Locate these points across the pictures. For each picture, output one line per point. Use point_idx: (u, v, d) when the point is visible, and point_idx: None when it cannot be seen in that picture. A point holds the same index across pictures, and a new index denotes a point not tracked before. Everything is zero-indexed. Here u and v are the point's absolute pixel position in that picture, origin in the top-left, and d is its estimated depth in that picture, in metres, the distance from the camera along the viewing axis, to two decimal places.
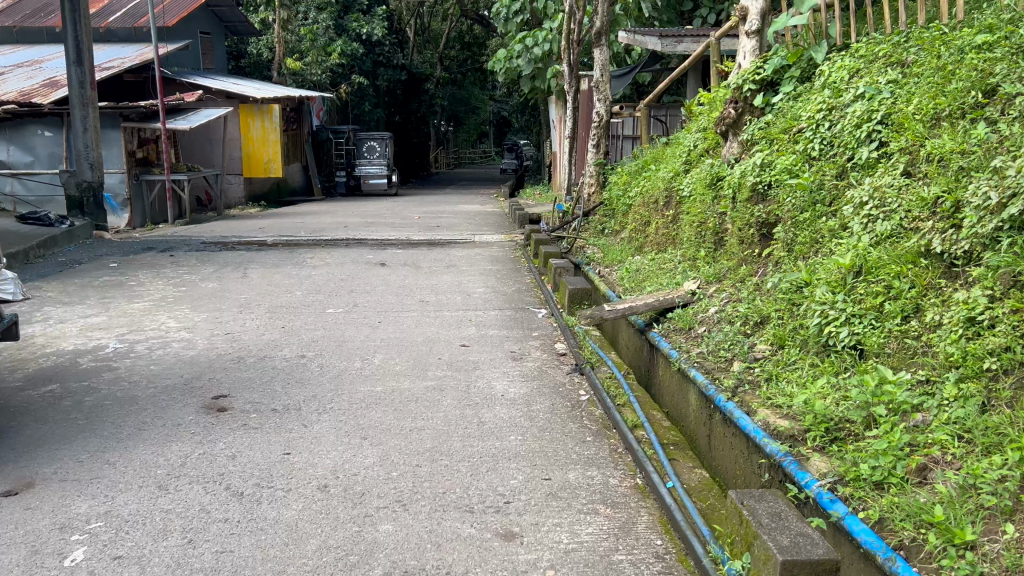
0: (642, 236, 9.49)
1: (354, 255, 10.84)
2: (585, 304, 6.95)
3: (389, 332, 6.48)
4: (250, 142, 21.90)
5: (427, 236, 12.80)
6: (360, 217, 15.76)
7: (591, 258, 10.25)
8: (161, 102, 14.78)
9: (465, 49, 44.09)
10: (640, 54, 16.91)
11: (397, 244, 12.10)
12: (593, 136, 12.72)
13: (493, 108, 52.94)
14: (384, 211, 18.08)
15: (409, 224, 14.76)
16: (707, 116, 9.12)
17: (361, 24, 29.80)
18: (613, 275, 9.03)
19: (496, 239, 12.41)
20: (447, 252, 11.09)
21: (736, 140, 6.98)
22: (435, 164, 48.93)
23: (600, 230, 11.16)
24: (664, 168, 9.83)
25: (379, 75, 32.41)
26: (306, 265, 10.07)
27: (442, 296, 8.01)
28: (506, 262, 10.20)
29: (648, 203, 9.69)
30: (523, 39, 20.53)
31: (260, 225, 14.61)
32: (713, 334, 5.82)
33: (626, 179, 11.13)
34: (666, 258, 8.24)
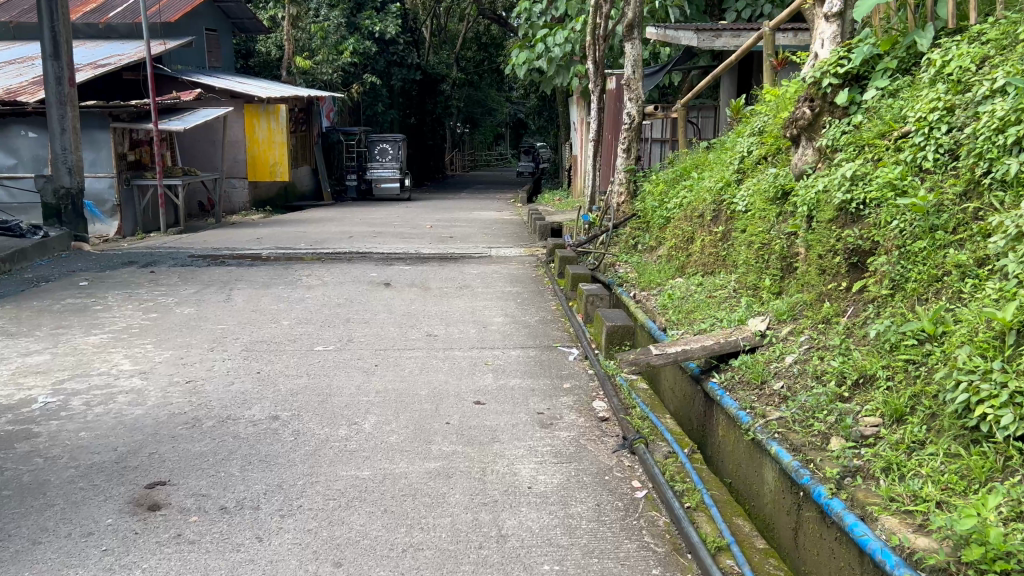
0: (683, 256, 8.25)
1: (355, 273, 9.63)
2: (626, 346, 5.69)
3: (386, 381, 5.26)
4: (255, 144, 20.78)
5: (438, 249, 11.61)
6: (366, 226, 14.58)
7: (624, 278, 9.00)
8: (154, 100, 13.66)
9: (482, 50, 43.01)
10: (669, 54, 15.84)
11: (405, 259, 10.91)
12: (623, 139, 11.47)
13: (510, 110, 51.71)
14: (394, 219, 16.93)
15: (419, 234, 13.56)
16: (766, 117, 7.81)
17: (374, 22, 28.71)
18: (652, 301, 7.77)
19: (515, 253, 11.20)
20: (460, 270, 9.86)
21: (811, 146, 5.76)
22: (450, 167, 47.73)
23: (632, 246, 9.93)
24: (708, 177, 8.61)
25: (393, 75, 31.28)
26: (300, 285, 8.87)
27: (453, 328, 6.79)
28: (527, 282, 9.00)
29: (691, 217, 8.45)
30: (543, 40, 19.35)
31: (257, 235, 13.45)
32: (797, 395, 4.61)
33: (662, 189, 9.88)
34: (717, 285, 7.00)
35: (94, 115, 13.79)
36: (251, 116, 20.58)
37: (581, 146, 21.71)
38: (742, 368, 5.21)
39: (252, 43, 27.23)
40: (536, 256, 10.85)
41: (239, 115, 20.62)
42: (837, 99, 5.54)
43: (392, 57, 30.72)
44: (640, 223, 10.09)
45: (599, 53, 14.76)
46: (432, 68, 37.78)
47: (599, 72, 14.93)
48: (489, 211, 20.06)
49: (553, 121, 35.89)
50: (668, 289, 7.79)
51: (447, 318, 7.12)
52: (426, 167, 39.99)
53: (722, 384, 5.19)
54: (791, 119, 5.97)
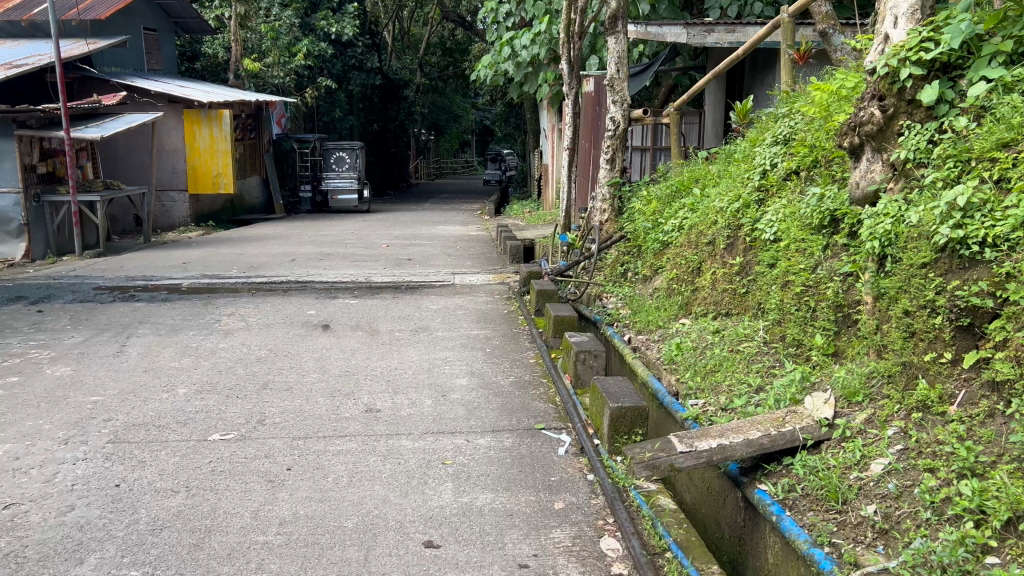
0: (688, 291, 6.85)
1: (289, 310, 7.99)
2: (637, 436, 4.15)
3: (298, 501, 3.68)
4: (196, 153, 18.99)
5: (394, 275, 10.03)
6: (314, 246, 12.94)
7: (613, 318, 7.47)
8: (67, 104, 11.89)
9: (447, 55, 41.71)
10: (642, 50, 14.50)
11: (354, 288, 9.31)
12: (606, 147, 9.97)
13: (475, 116, 50.24)
14: (348, 235, 15.31)
15: (373, 255, 11.95)
16: (793, 121, 6.36)
17: (329, 23, 27.04)
18: (654, 351, 6.28)
19: (483, 280, 9.66)
20: (417, 305, 8.28)
21: (880, 159, 4.44)
22: (414, 174, 46.07)
23: (621, 274, 8.44)
24: (715, 193, 7.22)
25: (351, 79, 29.60)
26: (218, 328, 7.22)
27: (401, 395, 5.21)
28: (498, 322, 7.45)
29: (695, 243, 7.02)
30: (510, 42, 17.80)
31: (186, 258, 11.73)
32: (906, 537, 3.11)
33: (656, 208, 8.41)
34: (742, 335, 5.55)
35: None
36: (191, 123, 18.80)
37: (552, 154, 20.36)
38: (808, 475, 3.69)
39: (199, 45, 25.39)
40: (507, 285, 9.31)
41: (178, 121, 18.83)
42: (922, 95, 4.17)
43: (350, 60, 29.06)
44: (629, 246, 8.59)
45: (574, 53, 13.32)
46: (394, 73, 36.23)
47: (574, 74, 13.46)
48: (454, 225, 18.54)
49: (520, 127, 34.49)
50: (675, 337, 6.30)
51: (394, 379, 5.54)
52: (388, 175, 38.30)
53: (777, 498, 3.66)
54: (849, 124, 4.67)
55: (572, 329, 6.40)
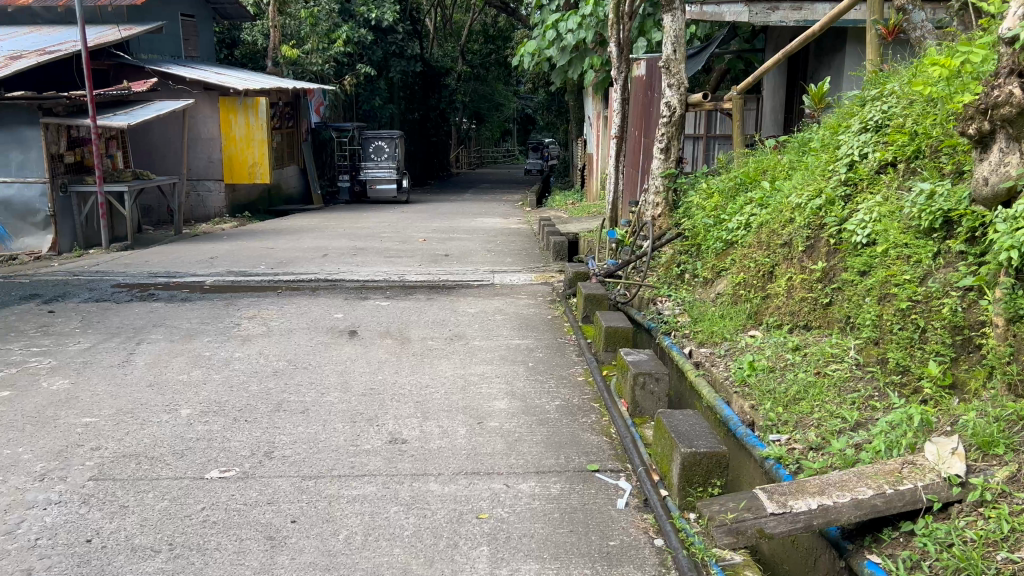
0: (758, 299, 6.11)
1: (316, 313, 7.34)
2: (715, 488, 3.44)
3: (299, 569, 3.01)
4: (232, 142, 18.51)
5: (429, 273, 9.36)
6: (349, 240, 12.33)
7: (671, 325, 6.71)
8: (94, 90, 11.40)
9: (489, 43, 41.02)
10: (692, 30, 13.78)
11: (386, 288, 8.65)
12: (659, 135, 9.17)
13: (517, 105, 49.43)
14: (384, 228, 14.69)
15: (409, 251, 11.29)
16: (888, 104, 5.55)
17: (369, 9, 26.48)
18: (721, 369, 5.53)
19: (524, 280, 8.94)
20: (454, 308, 7.59)
21: (1017, 150, 3.67)
22: (455, 163, 45.47)
23: (677, 275, 7.67)
24: (788, 187, 6.44)
25: (392, 67, 29.00)
26: (236, 335, 6.59)
27: (431, 422, 4.52)
28: (542, 329, 6.74)
29: (767, 244, 6.24)
30: (555, 26, 16.99)
31: (214, 252, 11.19)
32: None
33: (718, 203, 7.62)
34: (831, 355, 4.78)
35: (22, 108, 11.50)
36: (227, 111, 18.31)
37: (597, 143, 19.54)
38: (938, 549, 2.90)
39: (238, 32, 24.99)
40: (553, 287, 8.58)
41: (214, 109, 18.36)
42: None
43: (391, 47, 28.46)
44: (684, 244, 7.81)
45: (623, 34, 12.38)
46: (435, 60, 35.62)
47: (623, 58, 12.63)
48: (495, 217, 17.84)
49: (563, 116, 33.64)
50: (746, 354, 5.54)
51: (425, 401, 4.86)
52: (429, 164, 37.72)
53: None
54: (976, 106, 3.85)
55: (627, 342, 5.65)
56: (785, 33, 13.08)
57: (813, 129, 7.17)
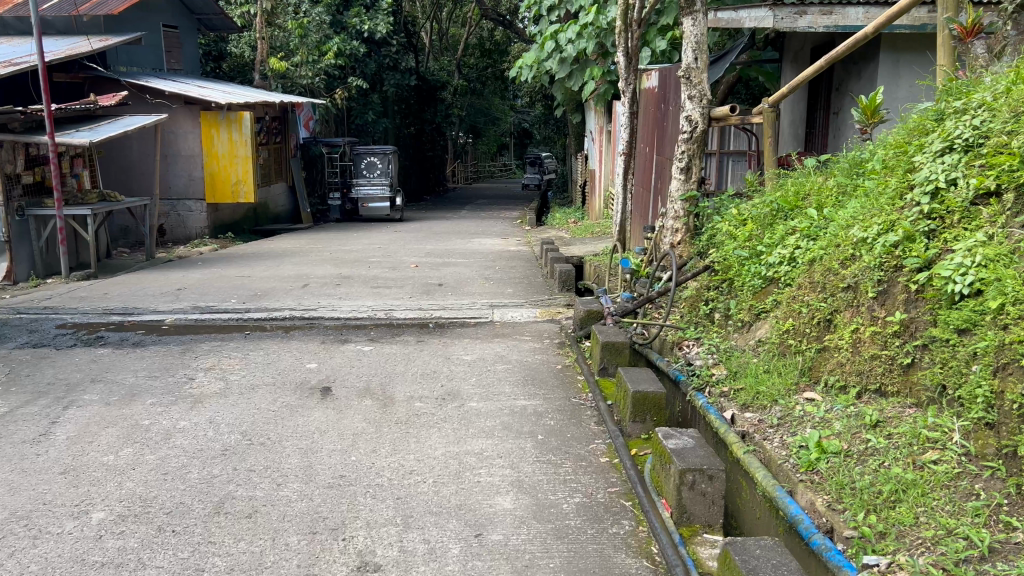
0: (813, 351, 5.10)
1: (285, 363, 6.27)
2: None
3: None
4: (214, 158, 17.50)
5: (420, 307, 8.31)
6: (334, 266, 11.28)
7: (705, 378, 5.68)
8: (51, 105, 10.36)
9: (485, 57, 40.21)
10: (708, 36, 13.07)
11: (370, 327, 7.59)
12: (679, 153, 8.15)
13: (514, 118, 48.55)
14: (373, 251, 13.63)
15: (399, 279, 10.24)
16: (980, 117, 4.52)
17: (362, 20, 25.57)
18: (777, 444, 4.48)
19: (527, 317, 7.90)
20: (448, 354, 6.53)
21: None
22: (451, 178, 44.54)
23: (705, 314, 6.66)
24: (844, 216, 5.43)
25: (385, 80, 28.01)
26: (186, 395, 5.51)
27: (415, 535, 3.46)
28: (551, 384, 5.70)
29: (821, 284, 5.21)
30: (554, 36, 16.00)
31: (183, 282, 10.12)
32: None
33: (753, 232, 6.60)
34: (926, 439, 3.76)
35: None
36: (208, 126, 17.31)
37: (599, 160, 18.73)
38: None
39: (224, 43, 24.03)
40: (561, 326, 7.54)
41: (195, 124, 17.36)
42: None
43: (385, 60, 27.47)
44: (712, 278, 6.80)
45: (631, 43, 11.56)
46: (430, 74, 34.72)
47: (631, 67, 11.63)
48: (493, 237, 16.82)
49: (561, 130, 32.71)
50: (806, 425, 4.51)
51: (407, 500, 3.81)
52: (424, 180, 36.76)
53: None
54: None
55: (657, 410, 4.61)
56: (806, 45, 12.17)
57: (866, 147, 6.16)
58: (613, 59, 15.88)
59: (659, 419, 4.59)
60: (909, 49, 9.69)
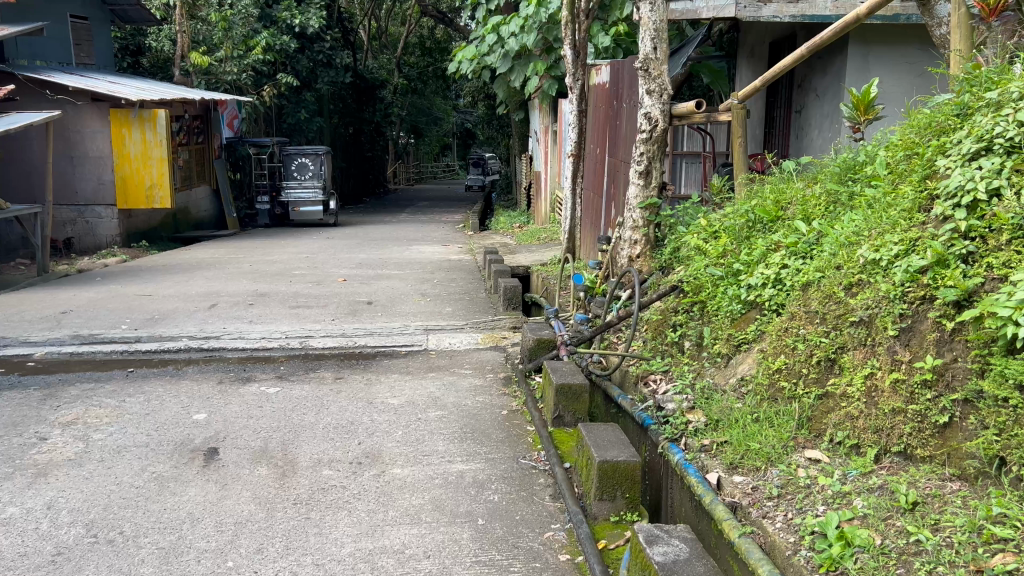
0: (813, 398, 4.19)
1: (167, 414, 5.11)
2: None
3: None
4: (125, 160, 16.03)
5: (343, 332, 7.19)
6: (250, 282, 10.07)
7: (678, 426, 4.71)
8: None
9: (426, 56, 39.03)
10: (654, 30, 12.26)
11: (280, 359, 6.46)
12: (636, 154, 7.20)
13: (457, 118, 47.51)
14: (299, 261, 12.43)
15: (322, 296, 9.08)
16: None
17: (292, 14, 24.21)
18: (782, 523, 3.52)
19: (465, 342, 6.86)
20: (369, 396, 5.44)
21: None
22: (392, 179, 43.25)
23: (673, 340, 5.71)
24: (843, 231, 4.55)
25: (318, 77, 26.65)
26: (28, 463, 4.33)
27: None
28: (495, 435, 4.68)
29: (821, 314, 4.30)
30: (496, 29, 14.97)
31: (72, 303, 8.81)
32: None
33: (726, 246, 5.69)
34: (990, 537, 2.87)
35: None
36: (119, 125, 15.84)
37: (544, 161, 17.75)
38: None
39: (142, 37, 22.47)
40: (507, 355, 6.52)
41: (104, 123, 15.87)
42: None
43: (318, 56, 26.11)
44: (679, 301, 5.85)
45: (578, 36, 10.62)
46: (369, 72, 33.43)
47: (579, 62, 10.71)
48: (432, 244, 15.73)
49: (504, 130, 31.70)
50: (815, 501, 3.57)
51: None
52: (363, 181, 35.44)
53: None
54: None
55: (628, 485, 3.63)
56: (765, 38, 11.40)
57: (863, 151, 5.31)
58: (557, 55, 14.92)
59: (631, 496, 3.60)
60: (881, 41, 8.88)
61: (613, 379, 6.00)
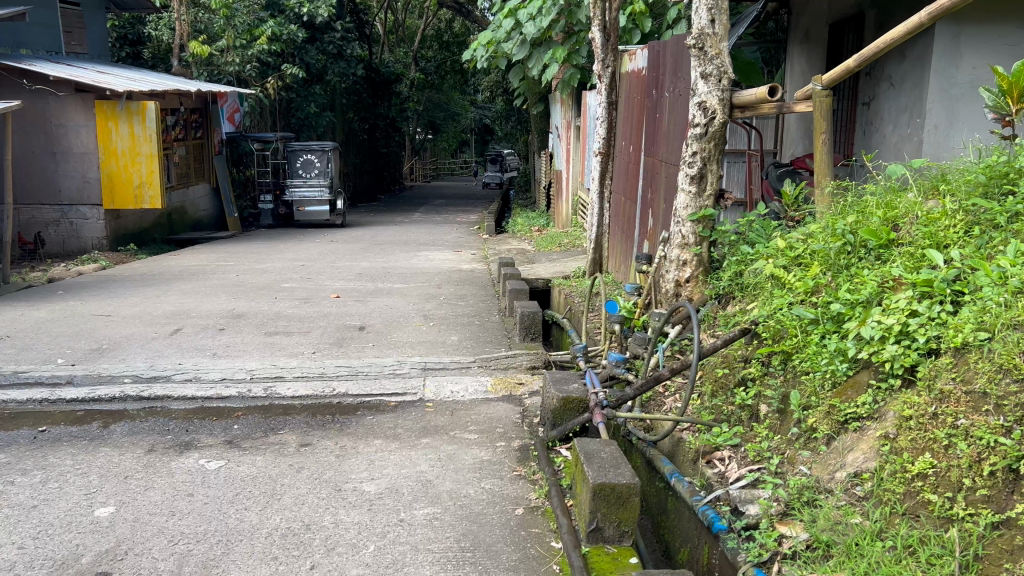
0: (985, 526, 2.80)
1: (58, 509, 3.73)
2: None
3: None
4: (112, 156, 14.76)
5: (321, 374, 5.81)
6: (227, 299, 8.71)
7: (767, 544, 3.32)
8: None
9: (443, 49, 37.63)
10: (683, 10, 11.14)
11: (237, 414, 5.08)
12: (685, 154, 5.81)
13: (475, 114, 46.15)
14: (292, 271, 11.08)
15: (306, 319, 7.72)
16: None
17: (300, 2, 22.90)
18: None
19: (469, 388, 5.46)
20: (338, 480, 4.05)
21: None
22: (408, 176, 41.96)
23: (744, 401, 4.34)
24: (1016, 272, 3.42)
25: (328, 69, 25.35)
26: None
27: None
28: (508, 555, 3.31)
29: (998, 397, 3.03)
30: (513, 12, 13.56)
31: (13, 324, 7.48)
32: None
33: (818, 277, 4.29)
34: None
35: None
36: (105, 118, 14.59)
37: (567, 159, 16.35)
38: None
39: (142, 26, 21.26)
40: (523, 411, 5.10)
41: (89, 116, 14.61)
42: None
43: (328, 47, 24.79)
44: (756, 350, 4.46)
45: (609, 16, 9.23)
46: (383, 65, 32.10)
47: (609, 47, 9.32)
48: (443, 250, 14.34)
49: (522, 126, 30.25)
50: None
51: None
52: (377, 178, 34.16)
53: None
54: None
55: None
56: (822, 18, 9.89)
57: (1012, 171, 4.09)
58: (579, 41, 13.54)
59: None
60: (977, 18, 7.38)
61: (662, 449, 4.67)
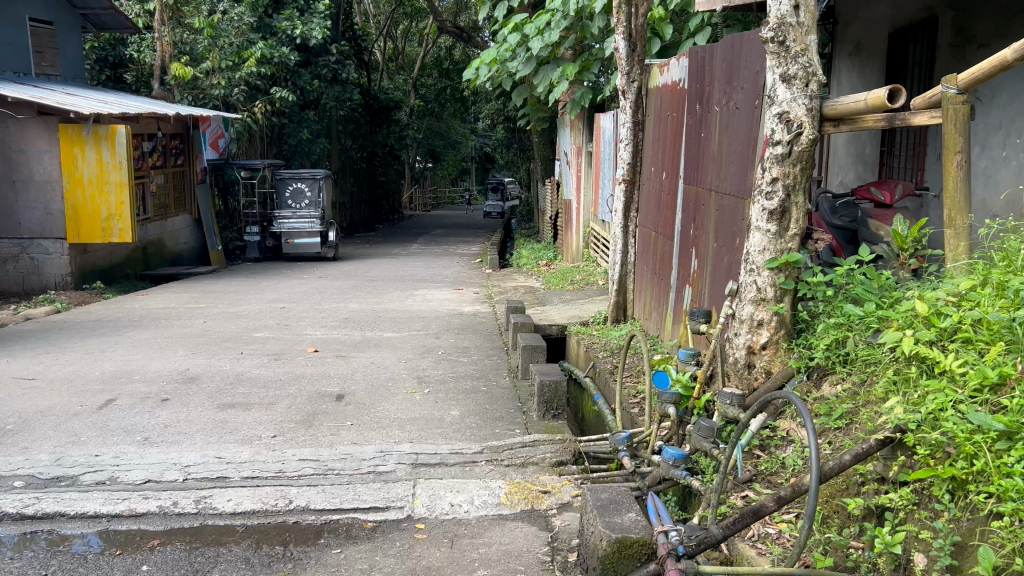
0: None
1: None
2: None
3: None
4: (78, 186, 13.41)
5: (278, 476, 4.37)
6: (182, 356, 7.25)
7: None
8: None
9: (444, 76, 36.50)
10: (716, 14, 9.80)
11: (151, 546, 3.62)
12: (760, 181, 4.43)
13: (476, 142, 45.03)
14: (268, 317, 9.65)
15: (272, 385, 6.26)
16: None
17: (293, 24, 21.64)
18: None
19: (474, 498, 4.02)
20: None
21: None
22: (407, 205, 40.67)
23: (892, 546, 2.89)
24: None
25: (322, 94, 24.07)
26: None
27: None
28: None
29: None
30: (520, 25, 12.21)
31: None
32: None
33: (1004, 362, 2.94)
34: None
35: None
36: (70, 144, 13.26)
37: (578, 188, 14.97)
38: None
39: (123, 48, 20.02)
40: (551, 540, 3.63)
41: (52, 141, 13.29)
42: None
43: (322, 71, 23.54)
44: (903, 471, 3.02)
45: (635, 22, 7.90)
46: (381, 92, 30.88)
47: (635, 57, 7.98)
48: (442, 289, 12.92)
49: (525, 154, 28.97)
50: None
51: None
52: (375, 208, 32.83)
53: None
54: None
55: None
56: (880, 25, 8.50)
57: None
58: (593, 56, 12.20)
59: None
60: None
61: None
